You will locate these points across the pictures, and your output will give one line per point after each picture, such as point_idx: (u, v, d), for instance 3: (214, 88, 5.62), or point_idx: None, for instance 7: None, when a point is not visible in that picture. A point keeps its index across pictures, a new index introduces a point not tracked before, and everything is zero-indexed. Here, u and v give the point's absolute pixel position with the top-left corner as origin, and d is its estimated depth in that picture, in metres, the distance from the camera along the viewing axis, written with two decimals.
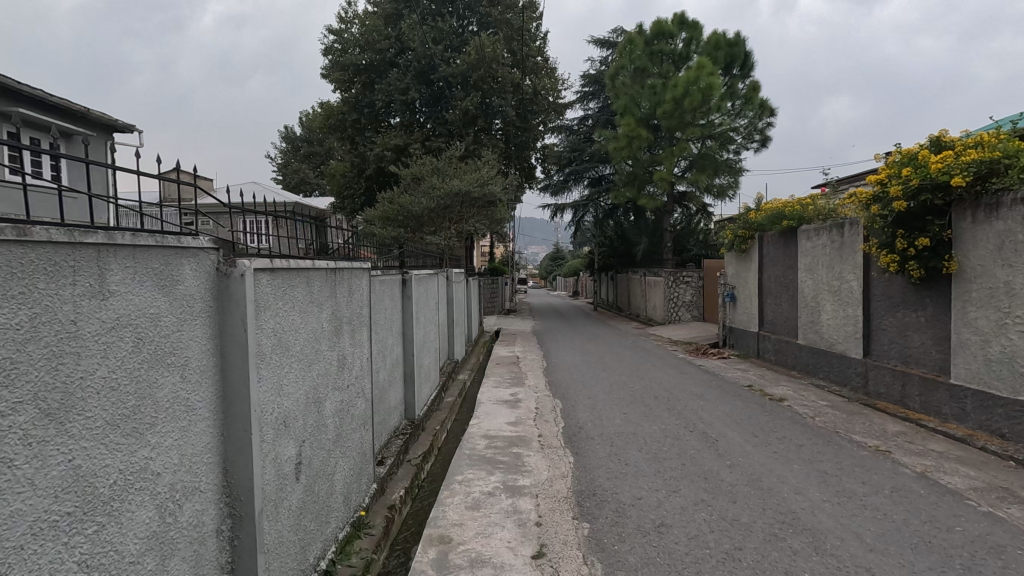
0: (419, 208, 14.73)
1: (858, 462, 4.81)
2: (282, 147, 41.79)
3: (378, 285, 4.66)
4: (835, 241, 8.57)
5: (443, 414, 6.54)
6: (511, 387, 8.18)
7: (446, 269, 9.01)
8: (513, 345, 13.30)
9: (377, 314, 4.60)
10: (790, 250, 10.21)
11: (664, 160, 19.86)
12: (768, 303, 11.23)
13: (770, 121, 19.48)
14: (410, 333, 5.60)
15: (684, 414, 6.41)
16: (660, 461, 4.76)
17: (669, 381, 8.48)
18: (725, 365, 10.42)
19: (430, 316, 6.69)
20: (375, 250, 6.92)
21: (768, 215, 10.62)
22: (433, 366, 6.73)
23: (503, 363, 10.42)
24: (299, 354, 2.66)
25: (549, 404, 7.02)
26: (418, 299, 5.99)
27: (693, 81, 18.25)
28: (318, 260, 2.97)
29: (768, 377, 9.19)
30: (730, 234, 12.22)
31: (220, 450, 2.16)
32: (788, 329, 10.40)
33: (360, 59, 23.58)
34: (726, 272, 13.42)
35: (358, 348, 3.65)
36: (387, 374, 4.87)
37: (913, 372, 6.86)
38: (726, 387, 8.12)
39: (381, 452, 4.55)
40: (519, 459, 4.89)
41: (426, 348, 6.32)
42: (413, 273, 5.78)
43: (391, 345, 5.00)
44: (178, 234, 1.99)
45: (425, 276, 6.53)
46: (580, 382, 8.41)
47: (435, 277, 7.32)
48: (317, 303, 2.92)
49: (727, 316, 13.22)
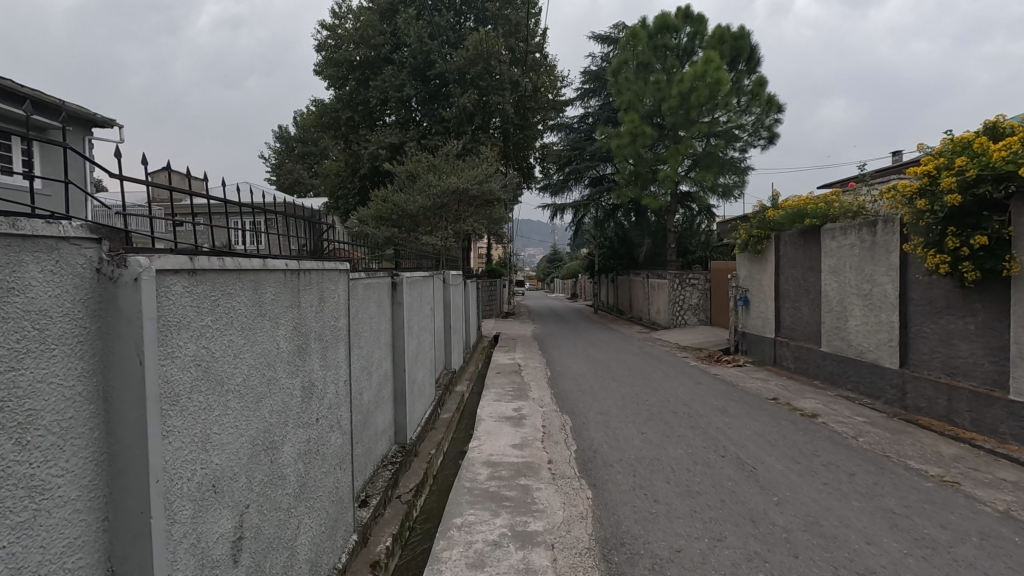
0: (414, 207, 14.01)
1: (926, 497, 4.09)
2: (276, 147, 41.08)
3: (360, 289, 3.92)
4: (866, 240, 7.90)
5: (439, 434, 5.83)
6: (513, 400, 7.45)
7: (443, 271, 8.33)
8: (513, 352, 12.56)
9: (359, 323, 3.84)
10: (812, 252, 9.52)
11: (669, 157, 19.17)
12: (786, 307, 10.54)
13: (778, 117, 18.73)
14: (401, 345, 4.87)
15: (710, 434, 5.70)
16: (694, 497, 4.04)
17: (687, 393, 7.79)
18: (742, 374, 9.72)
19: (425, 324, 5.98)
20: (364, 250, 6.22)
21: (787, 213, 9.96)
22: (427, 379, 6.02)
23: (503, 372, 9.72)
24: (239, 388, 1.93)
25: (557, 422, 6.31)
26: (410, 306, 5.25)
27: (700, 75, 17.66)
28: (275, 261, 2.25)
29: (792, 387, 8.48)
30: (744, 233, 11.55)
31: (100, 543, 1.43)
32: (809, 335, 9.70)
33: (354, 55, 22.92)
34: (737, 274, 12.75)
35: (334, 369, 2.93)
36: (373, 395, 4.16)
37: (962, 385, 6.17)
38: (749, 400, 7.42)
39: (365, 490, 3.82)
40: (528, 495, 4.18)
41: (420, 360, 5.62)
42: (404, 275, 5.07)
43: (376, 360, 4.28)
44: (19, 216, 1.26)
45: (420, 279, 5.81)
46: (589, 394, 7.72)
47: (431, 281, 6.63)
48: (271, 318, 2.20)
49: (739, 320, 12.54)
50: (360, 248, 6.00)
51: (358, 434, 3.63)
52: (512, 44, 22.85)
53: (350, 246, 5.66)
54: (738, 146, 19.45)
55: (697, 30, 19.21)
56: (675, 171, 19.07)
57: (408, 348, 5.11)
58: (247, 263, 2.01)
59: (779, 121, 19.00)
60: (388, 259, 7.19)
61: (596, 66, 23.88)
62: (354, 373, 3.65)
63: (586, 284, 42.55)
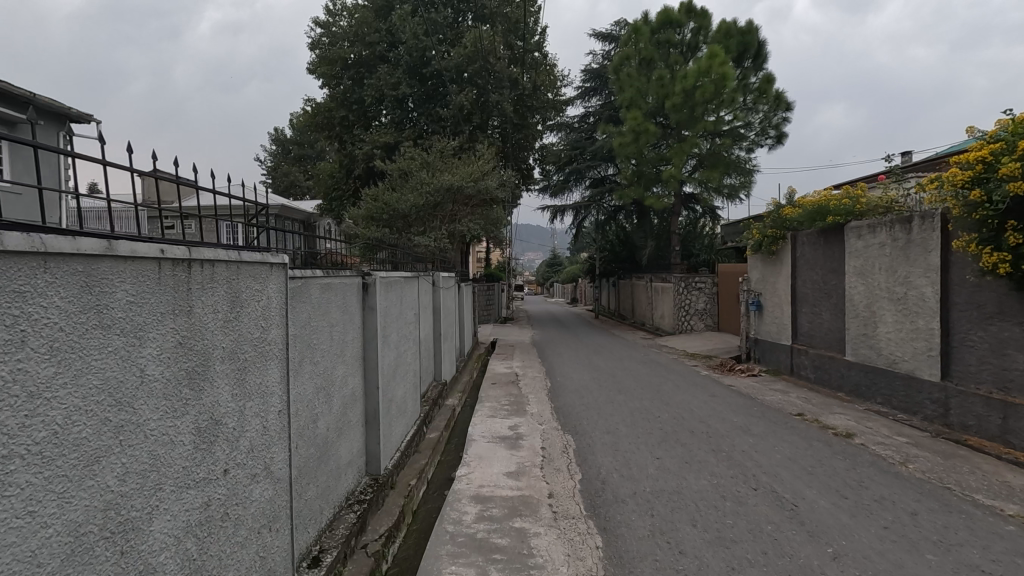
0: (406, 206, 13.26)
1: (1015, 547, 3.32)
2: (271, 150, 40.36)
3: (314, 292, 3.13)
4: (899, 239, 7.17)
5: (423, 459, 5.07)
6: (509, 417, 6.69)
7: (433, 272, 7.63)
8: (510, 360, 11.79)
9: (309, 335, 3.04)
10: (835, 252, 8.76)
11: (674, 156, 18.38)
12: (804, 312, 9.78)
13: (787, 116, 17.93)
14: (377, 358, 4.14)
15: (736, 459, 4.95)
16: (728, 547, 3.28)
17: (701, 407, 7.04)
18: (759, 385, 8.93)
19: (408, 331, 5.25)
20: (339, 247, 5.46)
21: (806, 211, 9.20)
22: (411, 395, 5.25)
23: (500, 383, 8.95)
24: (35, 451, 1.17)
25: (559, 444, 5.55)
26: (388, 308, 4.50)
27: (704, 71, 16.88)
28: (138, 244, 1.50)
29: (816, 400, 7.71)
30: (756, 233, 10.78)
31: None
32: (831, 343, 8.93)
33: (349, 52, 22.31)
34: (749, 277, 11.99)
35: (259, 399, 2.17)
36: (334, 422, 3.40)
37: (1020, 403, 5.40)
38: (772, 416, 6.66)
39: (320, 542, 3.03)
40: (524, 543, 3.41)
41: (401, 374, 4.87)
42: (378, 275, 4.27)
43: (340, 378, 3.54)
44: None
45: (401, 280, 5.06)
46: (593, 409, 6.97)
47: (416, 281, 5.93)
48: (127, 332, 1.44)
49: (751, 326, 11.77)
50: (333, 239, 5.36)
51: (302, 479, 2.84)
52: (510, 41, 22.17)
53: (326, 240, 5.06)
54: (744, 145, 18.69)
55: (700, 25, 18.57)
56: (680, 171, 18.30)
57: (385, 363, 4.37)
58: (68, 243, 1.27)
59: (787, 119, 18.23)
60: (372, 258, 6.53)
61: (597, 64, 23.18)
62: (298, 400, 2.82)
63: (586, 290, 41.89)
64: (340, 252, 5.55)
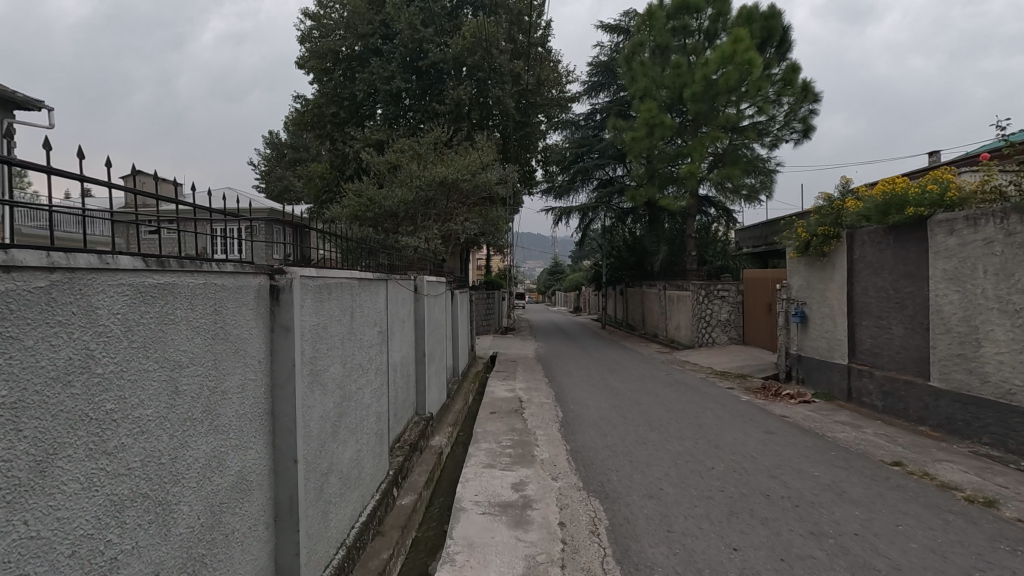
0: (394, 203, 11.65)
1: None
2: (265, 154, 38.79)
3: (113, 314, 1.50)
4: (1014, 234, 5.59)
5: (385, 547, 3.44)
6: (513, 468, 5.06)
7: (417, 276, 6.09)
8: (511, 380, 10.10)
9: (98, 401, 1.43)
10: (912, 254, 7.18)
11: (691, 152, 16.75)
12: (866, 326, 8.14)
13: (815, 108, 16.22)
14: (302, 416, 2.54)
15: (850, 549, 3.34)
16: None
17: (761, 451, 5.42)
18: (819, 415, 7.28)
19: (370, 355, 3.70)
20: (294, 241, 4.10)
21: (874, 202, 7.55)
22: (372, 449, 3.67)
23: (500, 413, 7.33)
24: None
25: (585, 518, 3.93)
26: (328, 327, 2.90)
27: (727, 57, 15.28)
28: None
29: (903, 439, 6.06)
30: (802, 233, 9.18)
31: None
32: (906, 364, 7.30)
33: (340, 46, 20.87)
34: (789, 284, 10.34)
35: None
36: (175, 552, 1.74)
37: None
38: (861, 466, 5.02)
39: None
40: None
41: (354, 422, 3.29)
42: (297, 274, 2.56)
43: (208, 464, 1.93)
44: None
45: (357, 286, 3.46)
46: (620, 455, 5.36)
47: (385, 284, 4.35)
48: None
49: (793, 341, 10.10)
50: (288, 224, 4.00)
51: None
52: (511, 33, 20.50)
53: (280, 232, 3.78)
54: (768, 139, 17.03)
55: (720, 11, 16.91)
56: (699, 166, 16.63)
57: (319, 417, 2.75)
58: None
59: (814, 111, 16.55)
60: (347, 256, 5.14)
61: (604, 57, 21.60)
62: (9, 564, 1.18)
63: (591, 298, 40.10)
64: (305, 246, 4.24)
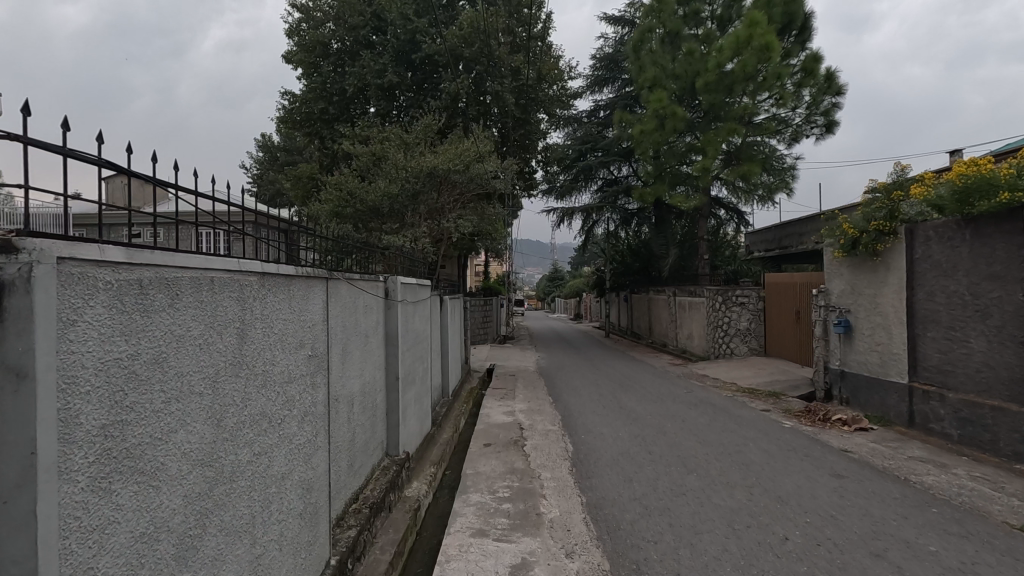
0: (376, 196, 10.40)
1: None
2: (257, 158, 37.29)
3: None
4: None
5: None
6: (512, 537, 3.71)
7: (388, 277, 4.76)
8: (510, 400, 8.75)
9: None
10: (998, 251, 5.94)
11: (705, 146, 15.46)
12: (933, 338, 6.81)
13: (839, 100, 14.88)
14: (68, 557, 1.19)
15: None
16: None
17: (842, 509, 4.08)
18: (887, 449, 5.94)
19: (289, 396, 2.36)
20: (249, 239, 2.98)
21: (950, 189, 6.27)
22: (287, 548, 2.30)
23: (496, 445, 5.98)
24: None
25: None
26: (171, 361, 1.55)
27: (743, 43, 14.08)
28: None
29: (1012, 487, 4.70)
30: (848, 229, 7.87)
31: None
32: (993, 386, 5.96)
33: (330, 38, 19.68)
34: (827, 291, 9.02)
35: None
36: None
37: None
38: (987, 535, 3.69)
39: None
40: None
41: (239, 521, 1.92)
42: (57, 260, 1.20)
43: None
44: None
45: (256, 290, 2.08)
46: (654, 513, 4.04)
47: (326, 284, 2.96)
48: None
49: (835, 356, 8.74)
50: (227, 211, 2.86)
51: None
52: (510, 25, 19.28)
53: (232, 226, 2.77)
54: (788, 134, 15.75)
55: None
56: (713, 162, 15.30)
57: (134, 544, 1.39)
58: None
59: (838, 104, 15.24)
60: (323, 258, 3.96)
61: (608, 50, 20.43)
62: None
63: (593, 305, 38.66)
64: (272, 243, 3.11)
